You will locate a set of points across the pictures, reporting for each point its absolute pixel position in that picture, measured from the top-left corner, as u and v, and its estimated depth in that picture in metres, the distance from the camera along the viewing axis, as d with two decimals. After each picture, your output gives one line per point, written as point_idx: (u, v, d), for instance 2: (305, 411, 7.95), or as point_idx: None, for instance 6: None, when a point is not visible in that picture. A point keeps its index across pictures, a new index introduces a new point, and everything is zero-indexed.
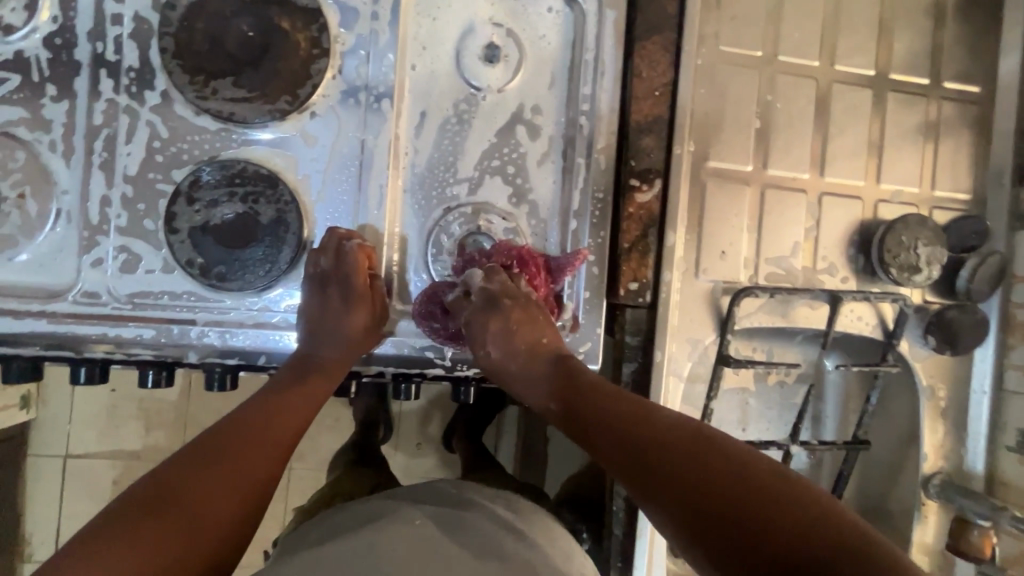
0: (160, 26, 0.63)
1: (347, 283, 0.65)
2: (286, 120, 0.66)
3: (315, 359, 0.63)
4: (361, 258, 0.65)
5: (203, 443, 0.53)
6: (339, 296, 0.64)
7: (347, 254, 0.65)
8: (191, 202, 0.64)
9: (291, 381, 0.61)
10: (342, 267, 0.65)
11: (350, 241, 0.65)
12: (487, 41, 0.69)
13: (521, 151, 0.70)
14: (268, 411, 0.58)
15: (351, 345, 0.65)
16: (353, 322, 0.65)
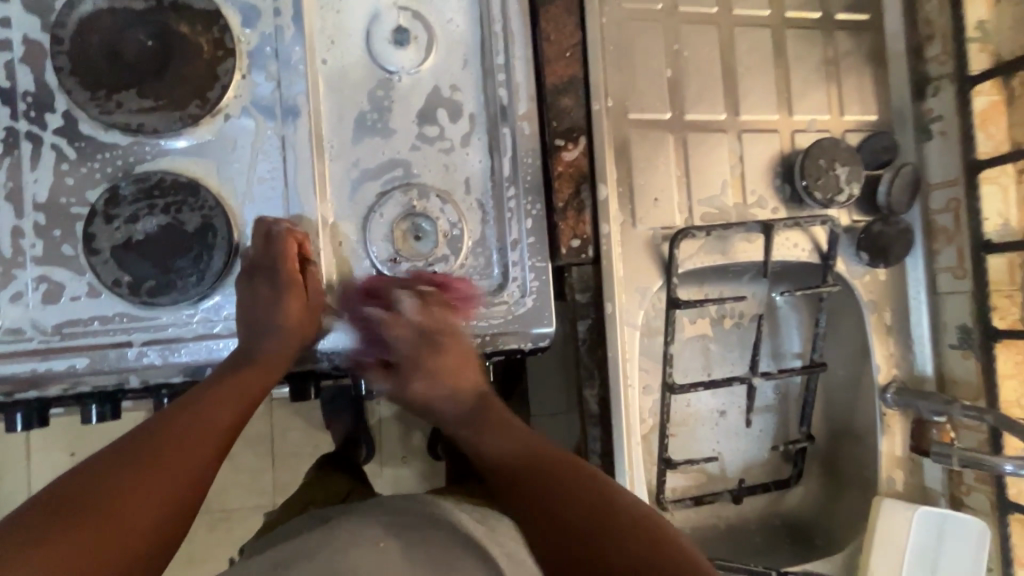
0: (53, 46, 0.61)
1: (278, 271, 0.63)
2: (200, 126, 0.64)
3: (252, 351, 0.62)
4: (291, 243, 0.64)
5: (131, 441, 0.53)
6: (267, 285, 0.63)
7: (275, 239, 0.64)
8: (109, 220, 0.62)
9: (227, 372, 0.61)
10: (273, 251, 0.63)
11: (278, 225, 0.64)
12: (395, 26, 0.70)
13: (444, 131, 0.71)
14: (200, 407, 0.57)
15: (290, 335, 0.63)
16: (285, 310, 0.62)
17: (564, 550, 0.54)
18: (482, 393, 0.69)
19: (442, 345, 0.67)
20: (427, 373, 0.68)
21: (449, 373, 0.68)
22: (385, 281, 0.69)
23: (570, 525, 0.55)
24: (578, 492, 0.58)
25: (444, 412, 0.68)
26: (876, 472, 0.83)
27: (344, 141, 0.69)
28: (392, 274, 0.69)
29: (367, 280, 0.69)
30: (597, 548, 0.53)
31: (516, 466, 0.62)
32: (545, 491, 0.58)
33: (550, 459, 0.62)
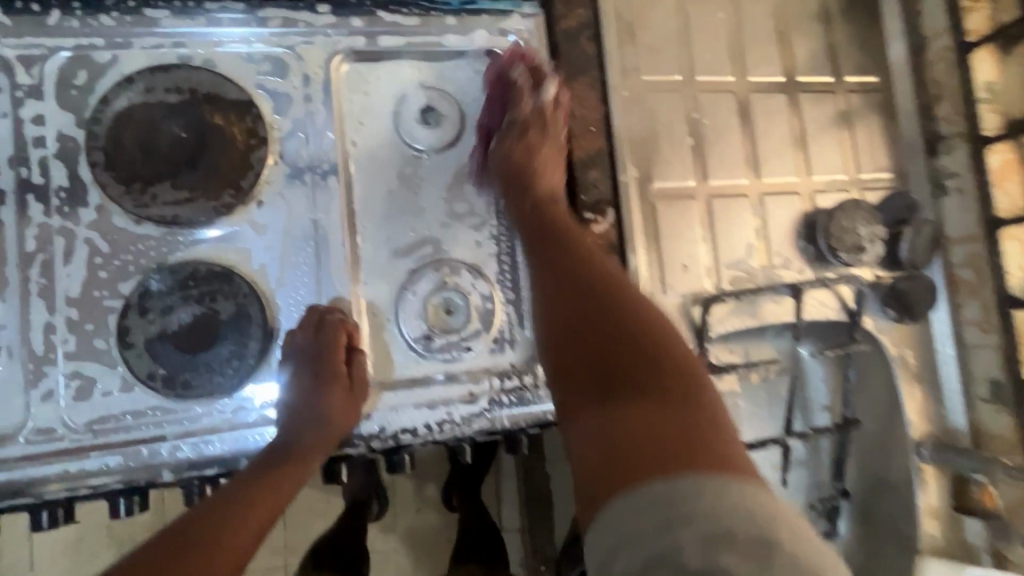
0: (88, 142, 0.62)
1: (325, 364, 0.63)
2: (233, 214, 0.64)
3: (291, 444, 0.61)
4: (342, 334, 0.64)
5: (155, 548, 0.53)
6: (312, 376, 0.63)
7: (325, 330, 0.64)
8: (144, 313, 0.62)
9: (262, 469, 0.60)
10: (321, 341, 0.63)
11: (332, 315, 0.65)
12: (423, 106, 0.71)
13: (473, 207, 0.72)
14: (229, 512, 0.57)
15: (330, 428, 0.63)
16: (327, 401, 0.63)
17: (553, 295, 0.54)
18: (552, 189, 0.67)
19: (531, 129, 0.69)
20: (529, 147, 0.69)
21: (539, 153, 0.68)
22: (418, 359, 0.69)
23: (569, 286, 0.54)
24: (599, 268, 0.56)
25: (534, 172, 0.67)
26: (915, 529, 0.82)
27: (374, 220, 0.69)
28: (426, 352, 0.69)
29: (400, 359, 0.68)
30: (590, 300, 0.52)
31: (541, 237, 0.61)
32: (555, 252, 0.58)
33: (584, 246, 0.59)
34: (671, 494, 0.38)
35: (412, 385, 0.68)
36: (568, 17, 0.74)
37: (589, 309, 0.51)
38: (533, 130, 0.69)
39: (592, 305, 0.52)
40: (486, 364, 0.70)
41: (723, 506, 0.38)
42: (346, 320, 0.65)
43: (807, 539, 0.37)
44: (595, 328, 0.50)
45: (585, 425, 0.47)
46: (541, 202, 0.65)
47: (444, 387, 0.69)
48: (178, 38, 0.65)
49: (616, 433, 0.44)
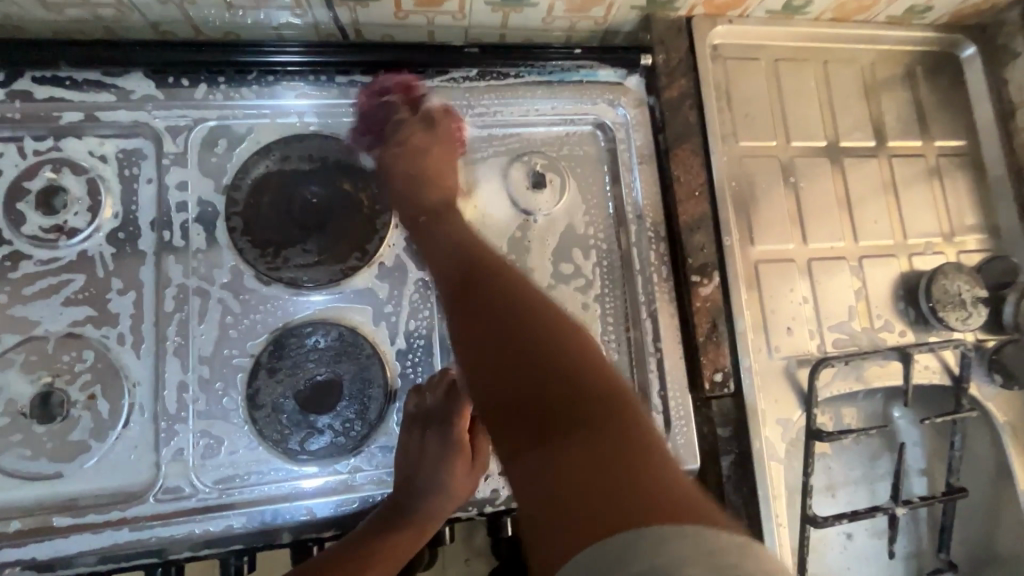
0: (228, 207, 0.65)
1: (454, 432, 0.64)
2: (357, 276, 0.66)
3: (412, 509, 0.61)
4: (469, 404, 0.65)
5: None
6: (439, 443, 0.63)
7: (457, 396, 0.64)
8: (273, 373, 0.63)
9: (387, 523, 0.60)
10: (453, 408, 0.64)
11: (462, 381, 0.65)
12: (533, 170, 0.74)
13: (580, 269, 0.73)
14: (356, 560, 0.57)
15: (449, 498, 0.63)
16: (449, 470, 0.63)
17: (467, 329, 0.53)
18: (448, 202, 0.67)
19: (420, 129, 0.70)
20: (412, 150, 0.69)
21: (427, 169, 0.68)
22: None
23: (494, 294, 0.53)
24: (519, 304, 0.52)
25: (432, 193, 0.67)
26: None
27: None
28: None
29: None
30: (507, 328, 0.50)
31: (432, 243, 0.64)
32: (488, 284, 0.55)
33: (495, 278, 0.56)
34: (621, 548, 0.35)
35: None
36: (670, 88, 0.77)
37: (524, 360, 0.47)
38: (412, 131, 0.70)
39: (515, 349, 0.48)
40: None
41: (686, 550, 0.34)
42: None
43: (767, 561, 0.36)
44: (514, 362, 0.47)
45: (528, 465, 0.43)
46: (444, 214, 0.66)
47: None
48: (310, 109, 0.69)
49: (558, 474, 0.41)
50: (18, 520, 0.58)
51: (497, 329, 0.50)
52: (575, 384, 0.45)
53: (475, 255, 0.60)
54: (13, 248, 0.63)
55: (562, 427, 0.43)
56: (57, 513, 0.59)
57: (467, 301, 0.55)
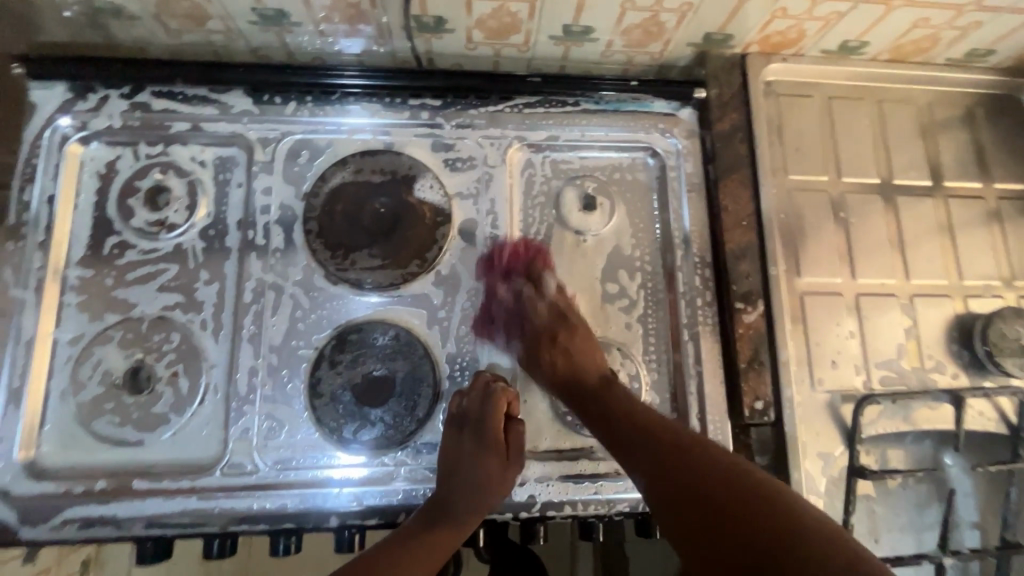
0: (306, 212, 0.72)
1: (488, 433, 0.65)
2: (415, 282, 0.71)
3: (450, 508, 0.63)
4: (502, 403, 0.67)
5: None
6: (475, 442, 0.65)
7: (491, 397, 0.67)
8: (334, 366, 0.68)
9: (425, 523, 0.62)
10: (488, 409, 0.66)
11: (496, 383, 0.68)
12: (585, 193, 0.77)
13: (625, 289, 0.76)
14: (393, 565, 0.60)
15: (485, 496, 0.65)
16: (486, 468, 0.65)
17: (618, 440, 0.62)
18: (605, 375, 0.68)
19: (562, 334, 0.70)
20: (567, 351, 0.69)
21: (577, 351, 0.69)
22: (566, 432, 0.71)
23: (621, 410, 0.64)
24: (666, 433, 0.60)
25: (580, 370, 0.68)
26: None
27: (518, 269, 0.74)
28: (574, 427, 0.71)
29: (550, 431, 0.71)
30: (674, 463, 0.57)
31: (584, 403, 0.66)
32: (615, 406, 0.64)
33: (633, 414, 0.63)
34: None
35: (560, 457, 0.70)
36: (722, 120, 0.80)
37: (697, 499, 0.54)
38: (539, 308, 0.73)
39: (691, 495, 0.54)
40: None
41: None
42: (512, 390, 0.69)
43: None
44: (682, 511, 0.54)
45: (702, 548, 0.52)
46: (579, 358, 0.69)
47: (590, 462, 0.70)
48: (384, 128, 0.76)
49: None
50: (102, 481, 0.64)
51: (634, 437, 0.61)
52: (711, 467, 0.56)
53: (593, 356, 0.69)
54: (121, 238, 0.71)
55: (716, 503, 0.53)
56: (135, 478, 0.64)
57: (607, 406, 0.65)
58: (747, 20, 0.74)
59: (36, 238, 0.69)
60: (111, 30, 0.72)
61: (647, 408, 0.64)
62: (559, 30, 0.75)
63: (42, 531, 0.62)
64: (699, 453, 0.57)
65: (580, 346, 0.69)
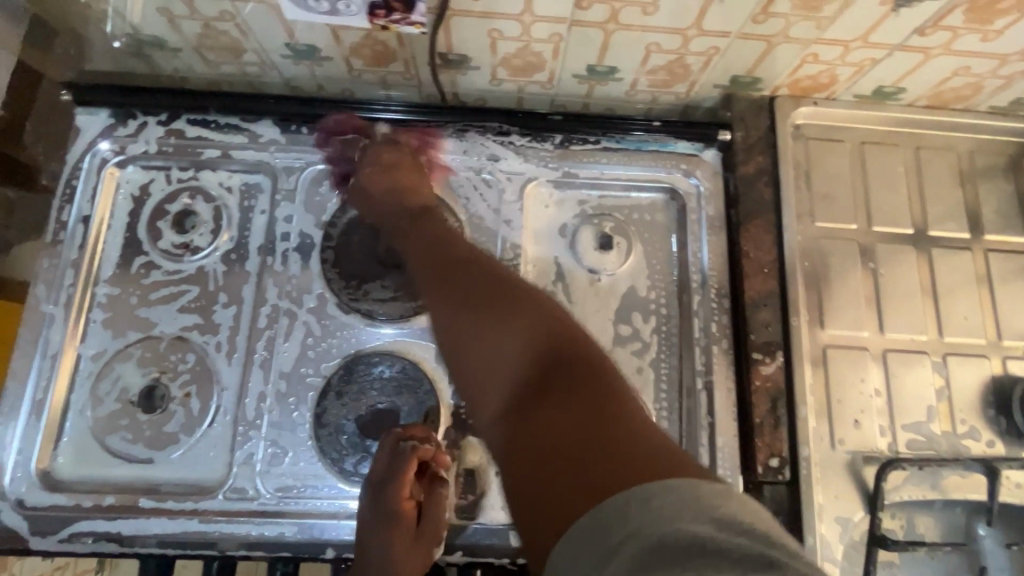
0: (323, 241, 0.73)
1: (398, 500, 0.62)
2: (426, 314, 0.71)
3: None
4: (413, 465, 0.62)
5: None
6: (389, 512, 0.62)
7: (402, 459, 0.62)
8: (340, 396, 0.68)
9: None
10: (390, 478, 0.62)
11: (406, 441, 0.63)
12: (602, 232, 0.77)
13: (638, 332, 0.75)
14: None
15: (413, 561, 0.62)
16: (406, 536, 0.62)
17: (475, 307, 0.56)
18: (430, 205, 0.71)
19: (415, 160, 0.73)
20: (388, 164, 0.72)
21: (400, 172, 0.71)
22: None
23: (498, 288, 0.57)
24: (549, 315, 0.54)
25: (417, 195, 0.70)
26: None
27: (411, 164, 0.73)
28: None
29: None
30: (513, 309, 0.54)
31: (425, 227, 0.67)
32: (490, 280, 0.58)
33: (516, 292, 0.56)
34: (617, 506, 0.38)
35: None
36: (747, 163, 0.77)
37: (530, 349, 0.51)
38: (384, 151, 0.73)
39: (514, 344, 0.52)
40: None
41: (679, 505, 0.37)
42: (423, 448, 0.63)
43: (768, 516, 0.39)
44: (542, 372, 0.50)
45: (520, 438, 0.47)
46: (421, 216, 0.69)
47: None
48: None
49: (542, 450, 0.45)
50: (109, 497, 0.65)
51: (499, 306, 0.55)
52: (581, 358, 0.50)
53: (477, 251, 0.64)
54: (148, 258, 0.74)
55: (557, 389, 0.48)
56: (142, 495, 0.66)
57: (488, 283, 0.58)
58: (776, 65, 0.73)
59: (70, 255, 0.72)
60: (153, 59, 0.76)
61: (503, 270, 0.60)
62: (583, 69, 0.75)
63: (51, 543, 0.64)
64: (573, 348, 0.51)
65: (407, 178, 0.71)
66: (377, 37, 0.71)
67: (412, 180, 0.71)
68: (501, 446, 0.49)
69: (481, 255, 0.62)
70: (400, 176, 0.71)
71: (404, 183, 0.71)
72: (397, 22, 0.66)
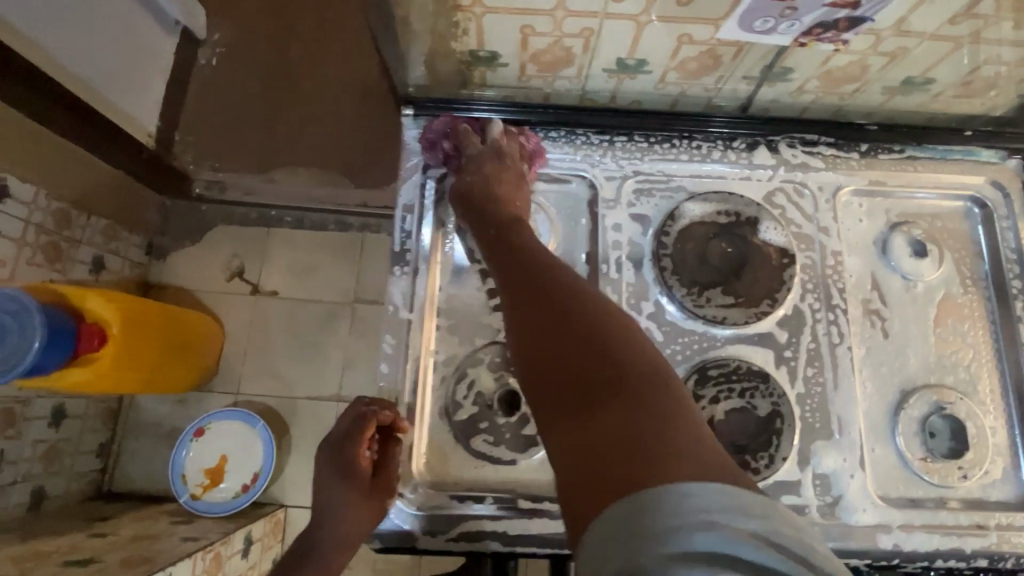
0: (658, 249, 0.75)
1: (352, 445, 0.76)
2: (766, 320, 0.73)
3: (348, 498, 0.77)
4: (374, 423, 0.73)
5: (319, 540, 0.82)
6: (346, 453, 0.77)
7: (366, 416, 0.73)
8: (698, 400, 0.69)
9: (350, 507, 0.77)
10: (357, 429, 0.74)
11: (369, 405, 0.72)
12: (916, 239, 0.77)
13: (960, 338, 0.76)
14: (343, 531, 0.80)
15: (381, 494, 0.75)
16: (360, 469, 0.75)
17: (511, 301, 0.59)
18: (515, 217, 0.70)
19: (488, 163, 0.74)
20: (485, 176, 0.73)
21: (495, 183, 0.72)
22: (915, 481, 0.70)
23: (520, 283, 0.59)
24: (587, 304, 0.54)
25: (501, 202, 0.71)
26: None
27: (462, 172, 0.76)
28: (925, 475, 0.70)
29: (900, 475, 0.71)
30: (554, 306, 0.55)
31: (501, 233, 0.68)
32: (518, 272, 0.61)
33: (565, 289, 0.56)
34: (647, 503, 0.40)
35: (919, 508, 0.69)
36: None
37: (567, 335, 0.52)
38: (486, 164, 0.74)
39: (554, 327, 0.54)
40: (978, 496, 0.70)
41: (713, 505, 0.40)
42: (381, 414, 0.70)
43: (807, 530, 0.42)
44: (568, 352, 0.52)
45: (563, 430, 0.49)
46: (509, 228, 0.68)
47: (951, 513, 0.69)
48: (720, 169, 0.79)
49: (584, 446, 0.46)
50: (488, 498, 0.68)
51: (562, 296, 0.56)
52: (608, 348, 0.51)
53: (545, 256, 0.62)
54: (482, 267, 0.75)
55: (617, 382, 0.48)
56: (519, 496, 0.68)
57: (523, 275, 0.60)
58: None
59: (415, 264, 0.74)
60: (477, 74, 0.79)
61: (554, 263, 0.61)
62: (898, 81, 0.76)
63: (441, 542, 0.66)
64: (623, 341, 0.51)
65: (500, 190, 0.72)
66: (715, 52, 0.73)
67: (491, 187, 0.72)
68: (550, 433, 0.50)
69: (539, 252, 0.63)
70: (495, 185, 0.72)
71: (499, 193, 0.72)
72: (823, 36, 0.68)
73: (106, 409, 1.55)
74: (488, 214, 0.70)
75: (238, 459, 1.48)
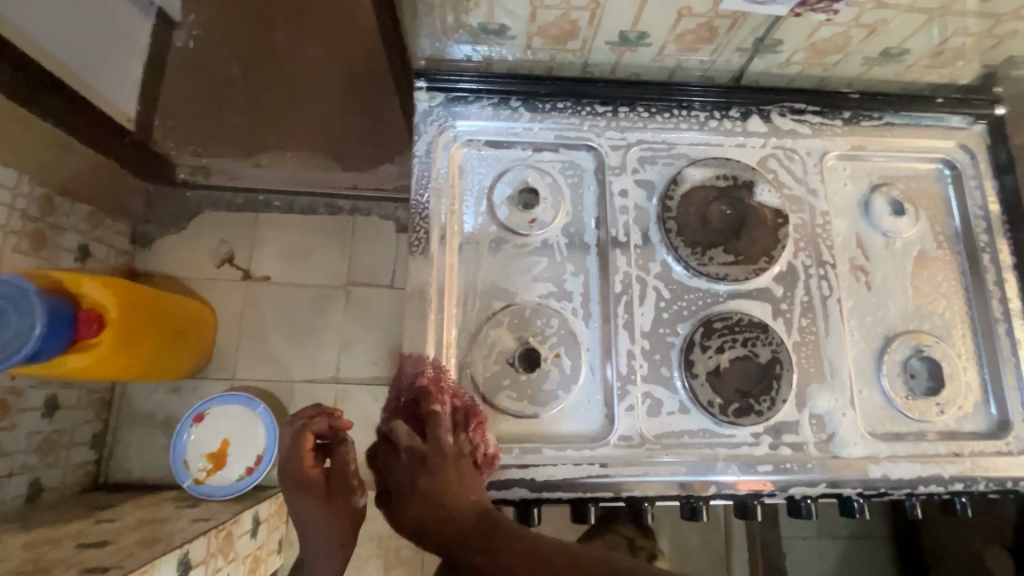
0: (663, 212, 0.79)
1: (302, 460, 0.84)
2: (763, 276, 0.79)
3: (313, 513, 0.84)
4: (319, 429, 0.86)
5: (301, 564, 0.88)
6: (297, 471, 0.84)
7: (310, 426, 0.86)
8: (705, 350, 0.75)
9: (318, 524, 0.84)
10: (298, 441, 0.85)
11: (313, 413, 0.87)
12: (896, 199, 0.84)
13: (935, 288, 0.83)
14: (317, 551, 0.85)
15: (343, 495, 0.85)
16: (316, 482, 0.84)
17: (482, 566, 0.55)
18: (467, 501, 0.63)
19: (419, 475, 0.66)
20: (428, 472, 0.66)
21: (437, 484, 0.65)
22: (899, 418, 0.77)
23: (485, 542, 0.57)
24: (550, 551, 0.54)
25: (453, 513, 0.62)
26: None
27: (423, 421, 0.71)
28: (907, 411, 0.77)
29: (885, 413, 0.78)
30: (517, 566, 0.53)
31: (457, 491, 0.64)
32: (483, 553, 0.56)
33: (526, 546, 0.55)
34: None
35: (902, 441, 0.76)
36: None
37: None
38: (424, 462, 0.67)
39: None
40: (953, 428, 0.78)
41: None
42: (312, 421, 0.85)
43: None
44: None
45: None
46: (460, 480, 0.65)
47: (930, 443, 0.76)
48: (717, 137, 0.84)
49: None
50: (515, 448, 0.72)
51: (527, 546, 0.55)
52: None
53: (505, 526, 0.59)
54: (498, 235, 0.79)
55: None
56: (542, 445, 0.72)
57: (492, 553, 0.56)
58: None
59: (429, 235, 0.77)
60: (486, 48, 0.81)
61: (519, 528, 0.58)
62: (877, 52, 0.82)
63: None
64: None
65: (447, 476, 0.65)
66: (712, 24, 0.77)
67: (437, 481, 0.65)
68: None
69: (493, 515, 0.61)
70: (436, 480, 0.65)
71: (442, 484, 0.64)
72: (817, 6, 0.73)
73: (99, 400, 1.53)
74: (440, 512, 0.62)
75: (240, 445, 1.48)
